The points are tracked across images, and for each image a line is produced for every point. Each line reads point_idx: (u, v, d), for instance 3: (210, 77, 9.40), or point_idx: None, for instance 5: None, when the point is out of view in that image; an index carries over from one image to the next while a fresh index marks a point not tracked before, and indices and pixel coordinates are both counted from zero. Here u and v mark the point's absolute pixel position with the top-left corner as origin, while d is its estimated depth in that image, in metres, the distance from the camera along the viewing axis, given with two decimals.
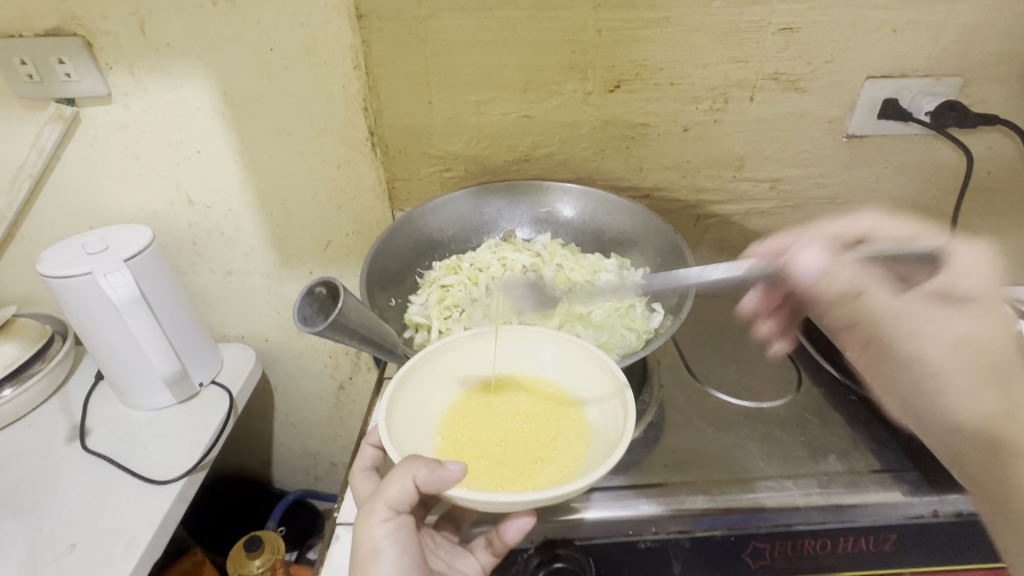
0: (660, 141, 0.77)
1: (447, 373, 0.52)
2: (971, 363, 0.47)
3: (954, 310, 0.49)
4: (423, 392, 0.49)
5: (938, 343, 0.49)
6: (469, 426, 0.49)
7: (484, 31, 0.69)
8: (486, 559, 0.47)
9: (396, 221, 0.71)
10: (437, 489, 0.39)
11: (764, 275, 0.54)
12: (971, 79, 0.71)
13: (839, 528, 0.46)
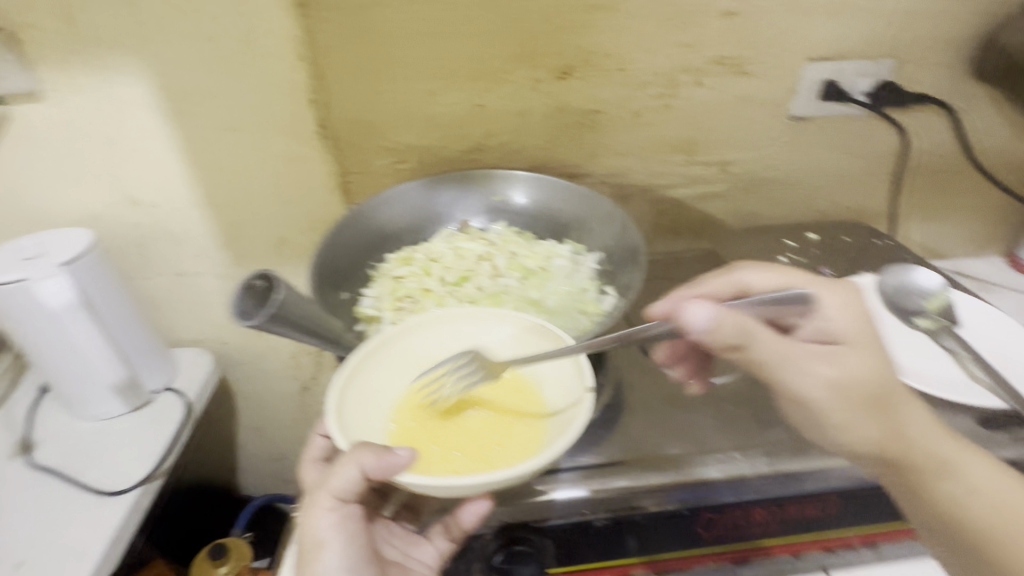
0: (611, 127, 0.77)
1: (402, 355, 0.51)
2: (846, 403, 0.40)
3: (796, 354, 0.40)
4: (377, 373, 0.49)
5: (812, 390, 0.40)
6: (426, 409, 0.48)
7: (431, 20, 0.68)
8: (443, 546, 0.49)
9: (349, 212, 0.70)
10: (384, 474, 0.39)
11: (710, 324, 0.39)
12: (905, 60, 0.74)
13: (784, 495, 0.48)
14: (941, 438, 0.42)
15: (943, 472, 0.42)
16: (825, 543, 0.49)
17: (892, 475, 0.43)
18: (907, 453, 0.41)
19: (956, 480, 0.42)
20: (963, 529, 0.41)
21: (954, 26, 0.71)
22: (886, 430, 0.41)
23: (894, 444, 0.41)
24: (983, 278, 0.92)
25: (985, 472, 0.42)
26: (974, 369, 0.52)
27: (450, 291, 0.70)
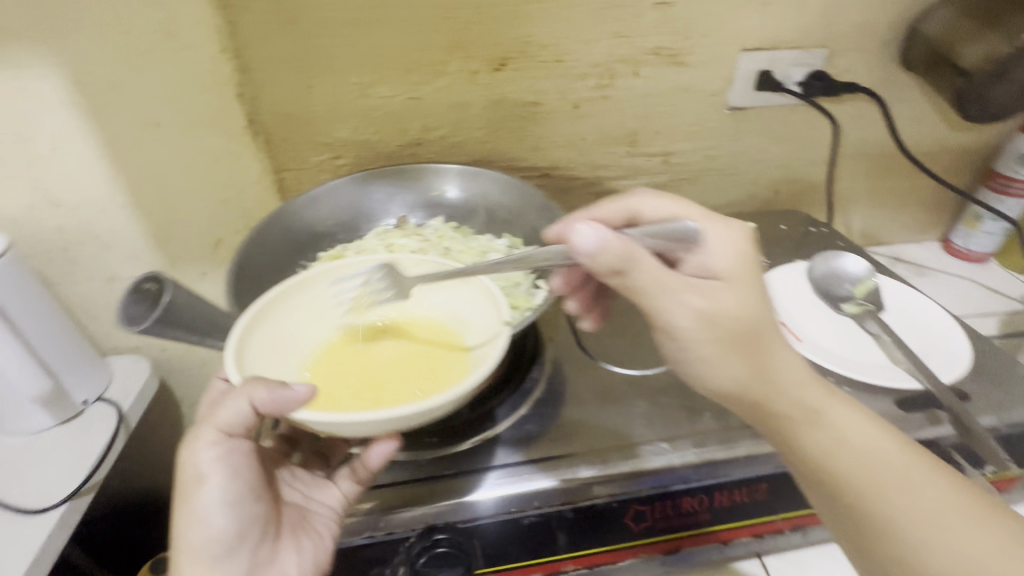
0: (552, 119, 0.77)
1: (315, 306, 0.50)
2: (714, 336, 0.40)
3: (674, 280, 0.40)
4: (285, 323, 0.48)
5: (681, 320, 0.40)
6: (345, 356, 0.47)
7: (358, 10, 0.66)
8: (349, 490, 0.48)
9: (272, 213, 0.68)
10: (278, 409, 0.38)
11: (594, 246, 0.38)
12: (838, 50, 0.74)
13: (712, 483, 0.48)
14: (807, 385, 0.41)
15: (807, 421, 0.41)
16: (754, 529, 0.50)
17: (762, 423, 0.43)
18: (768, 396, 0.41)
19: (825, 427, 0.40)
20: (829, 479, 0.40)
21: (883, 16, 0.72)
22: (751, 370, 0.41)
23: (754, 388, 0.41)
24: (919, 263, 0.94)
25: (858, 423, 0.40)
26: (894, 352, 0.53)
27: None
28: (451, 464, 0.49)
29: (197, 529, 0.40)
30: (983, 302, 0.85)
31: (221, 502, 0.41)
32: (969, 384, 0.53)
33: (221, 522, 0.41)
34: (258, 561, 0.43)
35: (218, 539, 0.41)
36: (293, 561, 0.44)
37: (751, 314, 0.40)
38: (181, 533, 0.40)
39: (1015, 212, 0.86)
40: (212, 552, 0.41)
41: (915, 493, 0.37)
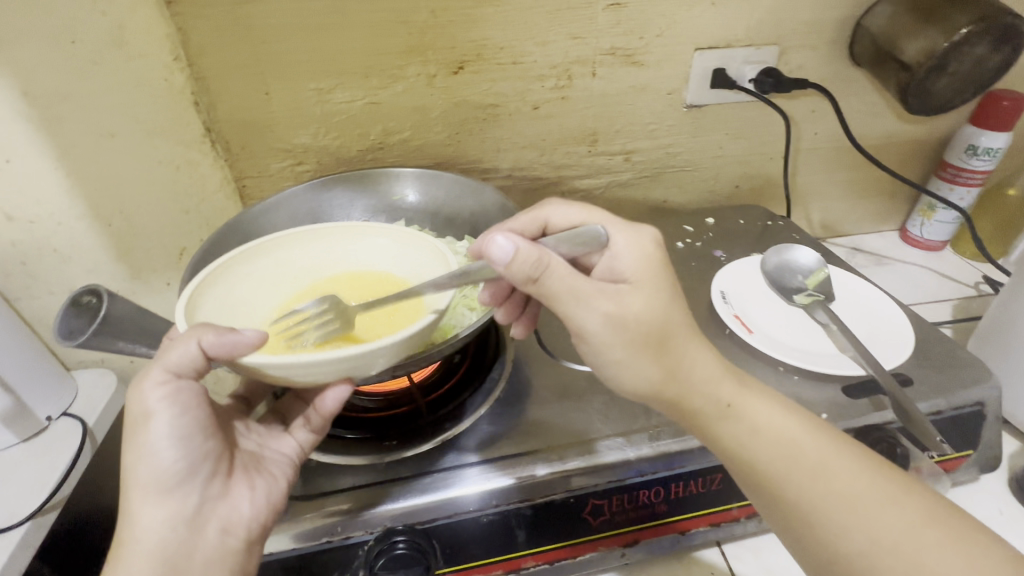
0: (512, 120, 0.77)
1: (272, 274, 0.53)
2: (623, 336, 0.41)
3: (585, 286, 0.41)
4: (240, 290, 0.50)
5: (590, 325, 0.41)
6: (303, 314, 0.50)
7: (312, 16, 0.66)
8: (303, 438, 0.50)
9: (222, 225, 0.64)
10: (226, 352, 0.39)
11: (510, 256, 0.39)
12: (789, 47, 0.76)
13: (668, 475, 0.49)
14: (719, 378, 0.43)
15: (718, 416, 0.43)
16: (712, 518, 0.51)
17: (686, 416, 0.44)
18: (682, 391, 0.43)
19: (733, 420, 0.43)
20: (745, 462, 0.42)
21: (832, 13, 0.74)
22: (662, 367, 0.42)
23: (671, 385, 0.43)
24: (877, 252, 0.96)
25: (765, 412, 0.43)
26: (842, 341, 0.55)
27: None
28: (410, 467, 0.49)
29: (148, 460, 0.40)
30: (937, 289, 0.88)
31: (172, 437, 0.40)
32: (911, 370, 0.56)
33: (171, 456, 0.40)
34: (212, 496, 0.43)
35: (169, 472, 0.40)
36: (247, 499, 0.44)
37: (658, 307, 0.42)
38: (131, 465, 0.40)
39: (966, 200, 0.89)
40: (163, 485, 0.40)
41: (825, 471, 0.40)
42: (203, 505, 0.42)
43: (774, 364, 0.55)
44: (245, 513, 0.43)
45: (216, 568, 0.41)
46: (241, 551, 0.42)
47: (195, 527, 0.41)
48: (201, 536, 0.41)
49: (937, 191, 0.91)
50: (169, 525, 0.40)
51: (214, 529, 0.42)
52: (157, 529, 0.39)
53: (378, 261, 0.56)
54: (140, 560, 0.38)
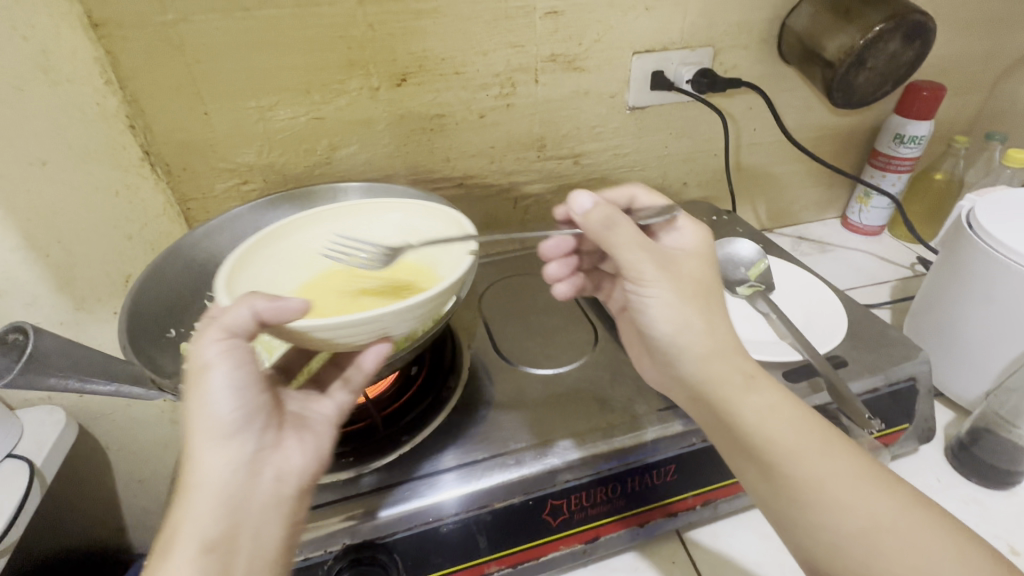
0: (459, 129, 0.78)
1: (292, 255, 0.53)
2: (675, 286, 0.45)
3: (645, 245, 0.45)
4: (266, 272, 0.50)
5: (648, 276, 0.45)
6: (326, 289, 0.50)
7: (247, 33, 0.65)
8: (342, 398, 0.50)
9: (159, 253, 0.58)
10: (276, 319, 0.39)
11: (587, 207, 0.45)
12: (721, 48, 0.79)
13: (623, 470, 0.50)
14: (736, 352, 0.46)
15: (740, 387, 0.45)
16: (669, 508, 0.52)
17: (697, 387, 0.47)
18: (709, 362, 0.45)
19: (756, 395, 0.45)
20: (759, 446, 0.44)
21: (759, 15, 0.77)
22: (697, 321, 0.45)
23: (700, 346, 0.45)
24: (821, 240, 1.00)
25: (779, 397, 0.45)
26: (782, 329, 0.58)
27: None
28: (371, 480, 0.49)
29: (208, 408, 0.40)
30: (876, 272, 0.92)
31: (231, 388, 0.40)
32: (848, 352, 0.58)
33: (229, 407, 0.40)
34: (267, 447, 0.43)
35: (228, 422, 0.40)
36: (297, 453, 0.45)
37: (698, 267, 0.48)
38: (191, 412, 0.40)
39: (897, 186, 0.94)
40: (222, 432, 0.40)
41: (822, 460, 0.42)
42: (260, 454, 0.42)
43: None
44: (295, 463, 0.44)
45: (273, 512, 0.41)
46: (294, 497, 0.43)
47: (253, 475, 0.41)
48: (259, 483, 0.41)
49: (870, 178, 0.95)
50: (231, 470, 0.40)
51: (269, 477, 0.42)
52: (220, 475, 0.40)
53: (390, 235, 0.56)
54: (205, 503, 0.39)
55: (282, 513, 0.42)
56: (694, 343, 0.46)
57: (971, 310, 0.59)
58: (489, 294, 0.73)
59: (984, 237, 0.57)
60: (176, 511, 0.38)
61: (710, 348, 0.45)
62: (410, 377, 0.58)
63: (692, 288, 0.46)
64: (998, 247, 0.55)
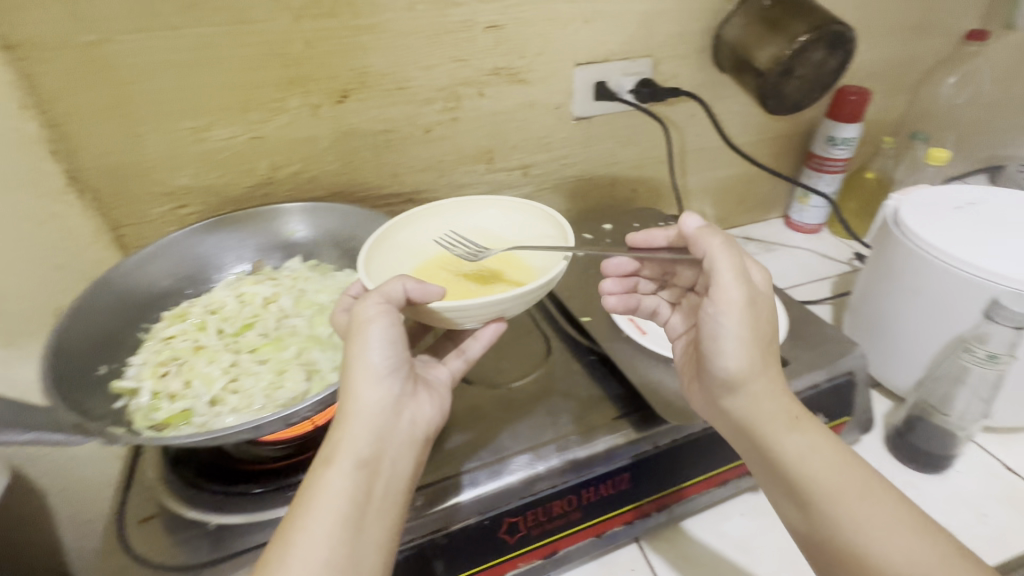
0: (405, 145, 0.77)
1: (407, 245, 0.55)
2: (751, 325, 0.46)
3: (744, 276, 0.46)
4: (387, 258, 0.53)
5: (733, 312, 0.45)
6: (439, 274, 0.52)
7: (179, 53, 0.62)
8: (456, 366, 0.53)
9: (84, 289, 0.54)
10: (419, 298, 0.43)
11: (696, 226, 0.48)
12: (661, 58, 0.81)
13: (578, 481, 0.51)
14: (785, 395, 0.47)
15: (782, 426, 0.46)
16: (624, 517, 0.53)
17: (745, 430, 0.48)
18: (758, 406, 0.46)
19: (797, 435, 0.46)
20: (795, 484, 0.45)
21: (695, 26, 0.80)
22: (760, 363, 0.46)
23: (755, 382, 0.46)
24: (766, 240, 1.04)
25: (824, 441, 0.46)
26: None
27: (228, 344, 0.55)
28: None
29: (371, 355, 0.43)
30: (818, 268, 0.96)
31: (392, 341, 0.43)
32: (788, 351, 0.61)
33: (383, 359, 0.43)
34: (408, 396, 0.46)
35: (384, 369, 0.43)
36: (427, 407, 0.48)
37: (770, 306, 0.48)
38: (355, 354, 0.42)
39: (832, 186, 0.99)
40: (378, 374, 0.43)
41: (859, 501, 0.42)
42: (402, 400, 0.45)
43: (667, 360, 0.60)
44: (427, 413, 0.47)
45: (408, 450, 0.45)
46: (422, 443, 0.46)
47: (397, 414, 0.44)
48: (400, 425, 0.44)
49: (808, 180, 0.99)
50: (384, 408, 0.43)
51: (406, 420, 0.45)
52: (376, 408, 0.43)
53: (492, 229, 0.58)
54: (361, 429, 0.42)
55: (413, 453, 0.45)
56: (753, 381, 0.46)
57: (901, 306, 0.62)
58: None
59: (908, 236, 0.60)
60: (336, 431, 0.42)
61: (762, 389, 0.46)
62: None
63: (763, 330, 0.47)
64: (921, 245, 0.58)
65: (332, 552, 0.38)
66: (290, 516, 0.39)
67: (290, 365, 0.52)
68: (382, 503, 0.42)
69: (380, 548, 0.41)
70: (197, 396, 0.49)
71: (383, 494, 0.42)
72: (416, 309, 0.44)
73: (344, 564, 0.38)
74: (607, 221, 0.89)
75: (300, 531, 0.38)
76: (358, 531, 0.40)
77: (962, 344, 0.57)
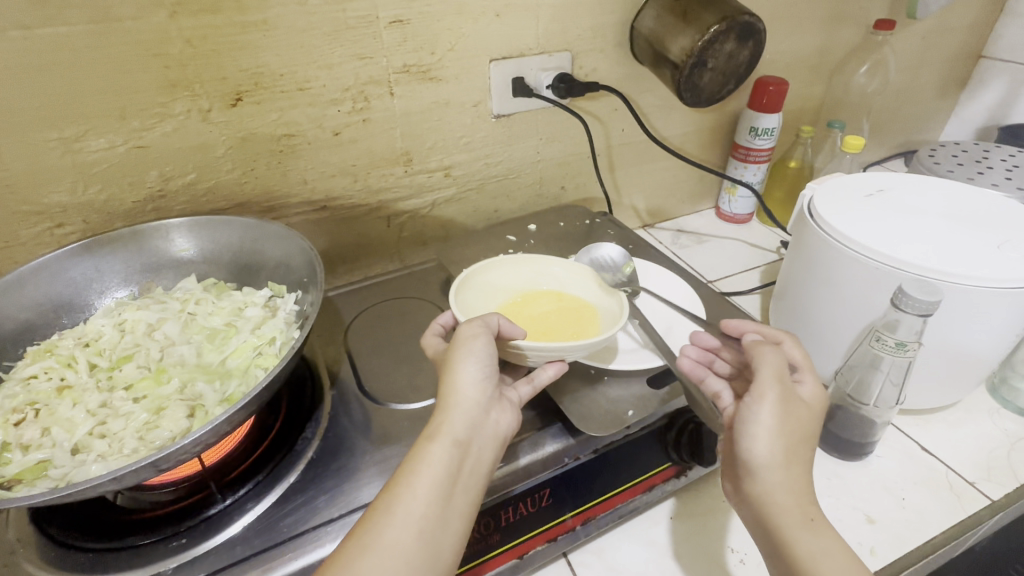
0: (312, 149, 0.72)
1: (488, 287, 0.60)
2: (784, 421, 0.45)
3: (781, 376, 0.46)
4: (473, 296, 0.58)
5: (765, 404, 0.45)
6: (517, 317, 0.57)
7: (33, 54, 0.55)
8: (525, 392, 0.49)
9: None
10: (507, 331, 0.48)
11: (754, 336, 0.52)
12: (579, 52, 0.79)
13: (496, 503, 0.48)
14: (809, 496, 0.43)
15: (799, 522, 0.42)
16: (547, 534, 0.51)
17: (764, 520, 0.44)
18: (777, 496, 0.43)
19: (813, 536, 0.41)
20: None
21: (610, 18, 0.78)
22: (785, 457, 0.44)
23: (775, 471, 0.44)
24: (697, 232, 1.04)
25: (846, 554, 0.40)
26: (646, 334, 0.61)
27: (101, 381, 0.50)
28: (210, 561, 0.44)
29: (469, 362, 0.45)
30: (747, 258, 0.97)
31: (489, 356, 0.46)
32: None
33: (478, 370, 0.45)
34: (497, 400, 0.47)
35: (480, 376, 0.45)
36: (512, 416, 0.48)
37: (809, 417, 0.46)
38: (456, 358, 0.45)
39: (758, 176, 1.00)
40: (481, 377, 0.45)
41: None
42: (491, 401, 0.46)
43: (586, 368, 0.58)
44: (507, 426, 0.47)
45: (495, 445, 0.45)
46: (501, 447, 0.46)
47: (488, 413, 0.45)
48: (489, 423, 0.45)
49: (735, 171, 1.00)
50: (479, 404, 0.45)
51: (492, 426, 0.45)
52: (474, 399, 0.45)
53: (562, 287, 0.63)
54: (460, 415, 0.44)
55: (496, 453, 0.46)
56: (774, 470, 0.44)
57: (822, 298, 0.61)
58: (357, 325, 0.70)
59: (824, 227, 0.60)
60: (438, 413, 0.44)
61: (780, 481, 0.43)
62: (265, 428, 0.54)
63: (796, 431, 0.45)
64: (837, 236, 0.58)
65: (427, 513, 0.40)
66: (393, 478, 0.42)
67: (170, 402, 0.47)
68: (469, 481, 0.43)
69: (465, 521, 0.42)
70: (57, 444, 0.43)
71: (473, 473, 0.43)
72: (499, 344, 0.49)
73: (434, 526, 0.40)
74: (533, 221, 0.87)
75: (404, 489, 0.41)
76: (447, 502, 0.41)
77: (874, 332, 0.57)
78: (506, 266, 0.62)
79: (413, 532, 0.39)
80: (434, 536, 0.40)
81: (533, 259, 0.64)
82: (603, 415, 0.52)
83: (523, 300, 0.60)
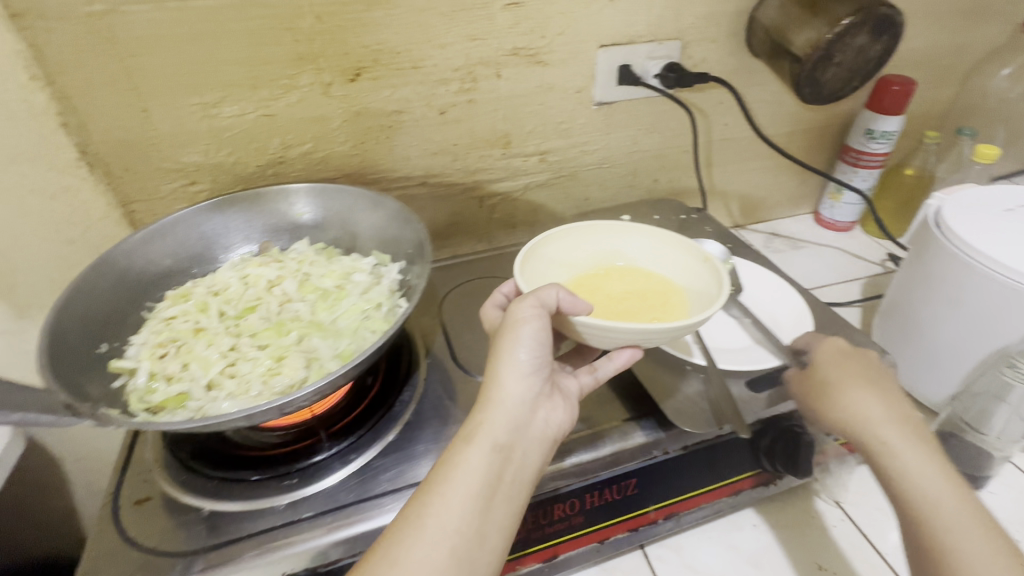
0: (418, 127, 0.74)
1: (559, 258, 0.57)
2: (815, 385, 0.49)
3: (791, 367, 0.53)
4: (545, 267, 0.56)
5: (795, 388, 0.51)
6: (592, 292, 0.54)
7: (186, 26, 0.60)
8: (586, 382, 0.50)
9: (92, 263, 0.53)
10: (568, 308, 0.45)
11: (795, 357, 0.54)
12: (689, 41, 0.77)
13: (583, 486, 0.48)
14: (885, 421, 0.45)
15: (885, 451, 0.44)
16: (629, 524, 0.51)
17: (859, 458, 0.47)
18: (854, 431, 0.46)
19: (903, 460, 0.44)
20: (915, 504, 0.42)
21: (727, 7, 0.75)
22: (836, 412, 0.47)
23: (838, 418, 0.47)
24: (794, 236, 0.99)
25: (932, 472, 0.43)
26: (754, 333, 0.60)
27: (229, 328, 0.55)
28: (314, 504, 0.47)
29: (518, 349, 0.44)
30: (849, 268, 0.91)
31: (540, 342, 0.44)
32: None
33: (525, 356, 0.44)
34: (547, 397, 0.47)
35: (529, 366, 0.45)
36: (563, 413, 0.47)
37: (835, 366, 0.50)
38: (505, 346, 0.44)
39: (868, 182, 0.93)
40: (523, 371, 0.44)
41: (971, 533, 0.40)
42: (538, 399, 0.46)
43: (682, 364, 0.57)
44: (554, 425, 0.46)
45: (542, 448, 0.45)
46: (545, 453, 0.45)
47: (533, 412, 0.45)
48: (535, 422, 0.45)
49: (842, 175, 0.94)
50: (523, 403, 0.44)
51: (540, 423, 0.45)
52: (518, 399, 0.44)
53: (637, 258, 0.59)
54: (500, 418, 0.43)
55: (544, 453, 0.45)
56: (842, 411, 0.47)
57: (936, 315, 0.58)
58: (449, 300, 0.72)
59: (950, 238, 0.55)
60: (478, 412, 0.43)
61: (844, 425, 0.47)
62: (365, 387, 0.58)
63: (826, 383, 0.49)
64: (963, 246, 0.54)
65: (462, 528, 0.39)
66: (428, 483, 0.41)
67: (285, 353, 0.51)
68: (510, 490, 0.42)
69: (503, 535, 0.41)
70: (194, 379, 0.49)
71: (515, 481, 0.43)
72: (560, 320, 0.46)
73: (469, 542, 0.39)
74: (626, 212, 0.86)
75: (437, 498, 0.40)
76: (485, 513, 0.40)
77: (1005, 358, 0.53)
78: (579, 232, 0.59)
79: (448, 546, 0.38)
80: (469, 553, 0.39)
81: (607, 222, 0.59)
82: (698, 411, 0.52)
83: (599, 273, 0.57)
